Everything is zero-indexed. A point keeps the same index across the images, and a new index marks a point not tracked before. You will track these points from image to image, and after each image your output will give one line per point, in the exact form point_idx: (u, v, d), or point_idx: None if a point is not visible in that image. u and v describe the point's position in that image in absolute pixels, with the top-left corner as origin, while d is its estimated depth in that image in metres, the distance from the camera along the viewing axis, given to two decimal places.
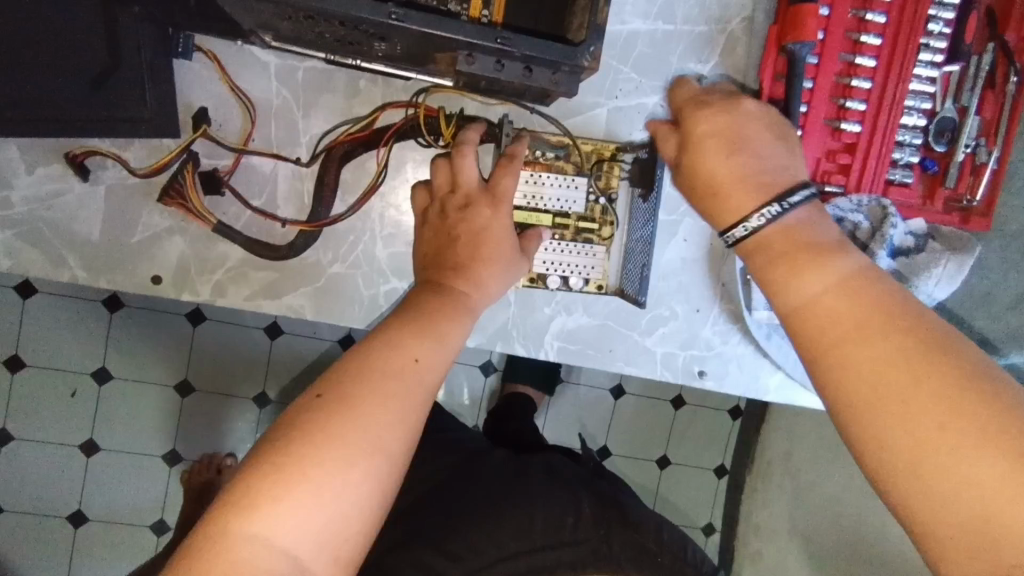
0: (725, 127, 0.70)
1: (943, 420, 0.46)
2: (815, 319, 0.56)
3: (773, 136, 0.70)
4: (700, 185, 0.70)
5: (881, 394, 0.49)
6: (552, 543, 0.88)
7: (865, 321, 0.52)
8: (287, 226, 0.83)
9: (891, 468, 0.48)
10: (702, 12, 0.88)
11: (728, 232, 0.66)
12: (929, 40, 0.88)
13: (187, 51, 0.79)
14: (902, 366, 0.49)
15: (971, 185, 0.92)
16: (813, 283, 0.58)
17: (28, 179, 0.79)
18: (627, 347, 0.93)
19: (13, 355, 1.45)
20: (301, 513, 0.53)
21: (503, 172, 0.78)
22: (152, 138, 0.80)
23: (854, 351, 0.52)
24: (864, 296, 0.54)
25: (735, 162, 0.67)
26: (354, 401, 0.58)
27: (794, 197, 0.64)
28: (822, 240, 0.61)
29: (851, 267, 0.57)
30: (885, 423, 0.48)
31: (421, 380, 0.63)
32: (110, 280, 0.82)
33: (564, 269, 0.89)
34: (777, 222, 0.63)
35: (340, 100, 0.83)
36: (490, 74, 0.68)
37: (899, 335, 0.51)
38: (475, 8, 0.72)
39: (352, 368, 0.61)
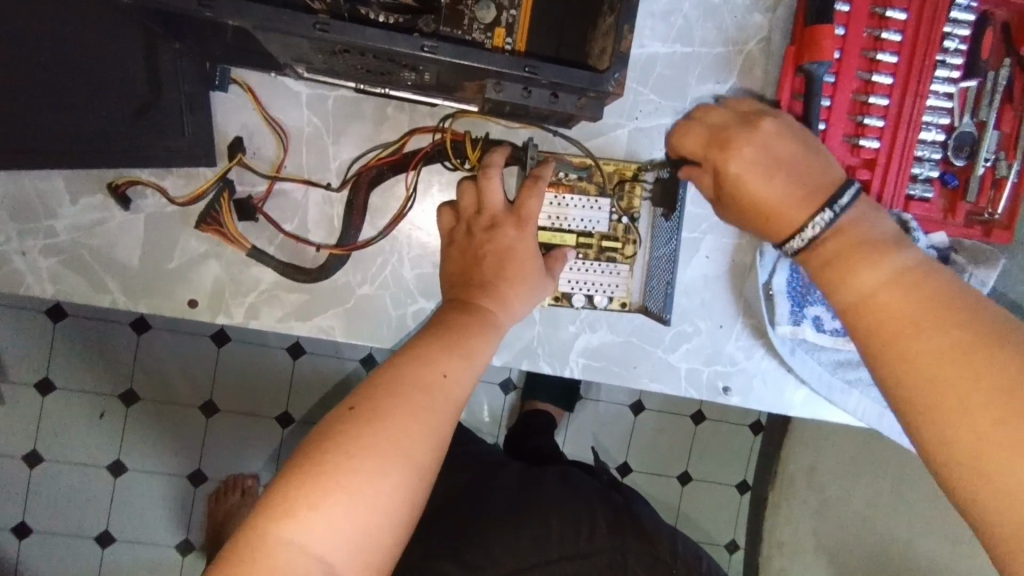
0: (760, 153, 0.67)
1: (1000, 415, 0.46)
2: (874, 314, 0.55)
3: (807, 147, 0.67)
4: (752, 214, 0.67)
5: (935, 391, 0.49)
6: (570, 556, 0.90)
7: (919, 314, 0.52)
8: (320, 250, 0.86)
9: (955, 467, 0.47)
10: (720, 34, 0.90)
11: (786, 244, 0.65)
12: (945, 57, 0.90)
13: (223, 84, 0.83)
14: (957, 362, 0.49)
15: (992, 198, 0.93)
16: (868, 276, 0.57)
17: (72, 209, 0.82)
18: (651, 364, 0.94)
19: (45, 377, 1.49)
20: (336, 520, 0.55)
21: (529, 193, 0.79)
22: (189, 166, 0.83)
23: (909, 346, 0.52)
24: (920, 293, 0.54)
25: (779, 186, 0.65)
26: (386, 415, 0.60)
27: (843, 198, 0.62)
28: (878, 237, 0.60)
29: (907, 260, 0.57)
30: (946, 420, 0.48)
31: (448, 395, 0.64)
32: (148, 304, 0.85)
33: (588, 287, 0.90)
34: (834, 227, 0.61)
35: (368, 127, 0.86)
36: (517, 101, 0.70)
37: (957, 328, 0.50)
38: (498, 36, 0.75)
39: (386, 382, 0.62)
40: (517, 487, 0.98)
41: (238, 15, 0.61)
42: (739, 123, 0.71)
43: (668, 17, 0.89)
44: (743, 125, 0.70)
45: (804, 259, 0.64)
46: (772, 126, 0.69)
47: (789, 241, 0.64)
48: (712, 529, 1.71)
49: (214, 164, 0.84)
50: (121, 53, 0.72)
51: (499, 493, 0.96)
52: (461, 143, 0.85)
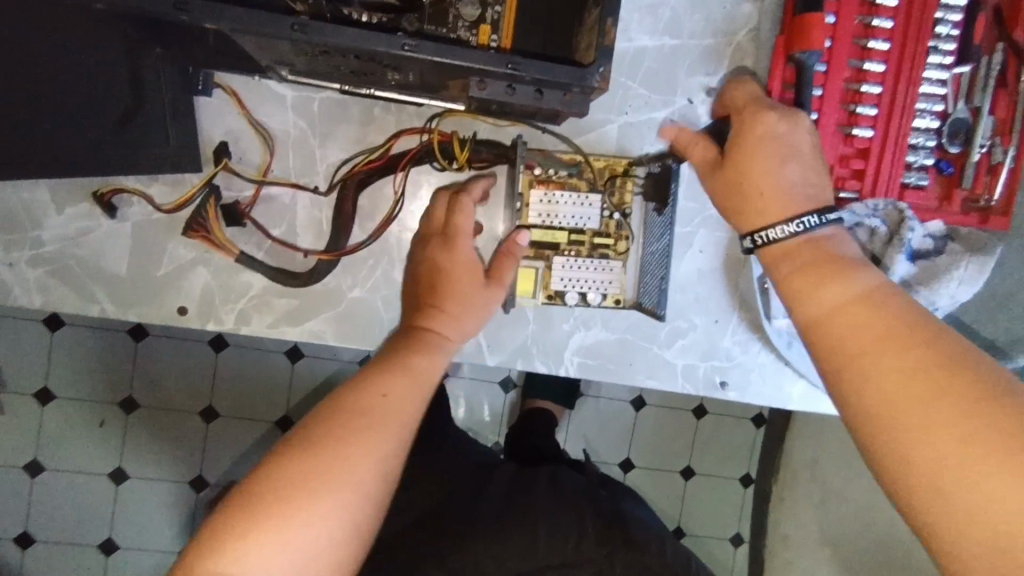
0: (771, 140, 0.69)
1: (962, 433, 0.47)
2: (836, 327, 0.58)
3: (816, 154, 0.71)
4: (744, 189, 0.70)
5: (894, 403, 0.51)
6: (556, 566, 0.87)
7: (886, 331, 0.55)
8: (309, 254, 0.85)
9: (911, 481, 0.49)
10: (708, 26, 0.89)
11: (759, 235, 0.67)
12: (937, 42, 0.88)
13: (207, 88, 0.81)
14: (916, 381, 0.51)
15: (988, 185, 0.91)
16: (832, 293, 0.60)
17: (58, 218, 0.82)
18: (647, 360, 0.93)
19: (43, 387, 1.48)
20: (274, 542, 0.56)
21: (464, 210, 0.80)
22: (174, 174, 0.82)
23: (875, 359, 0.54)
24: (882, 311, 0.56)
25: (789, 171, 0.68)
26: (327, 436, 0.61)
27: (827, 215, 0.66)
28: (846, 256, 0.63)
29: (868, 283, 0.59)
30: (903, 432, 0.50)
31: (385, 412, 0.64)
32: (138, 313, 0.84)
33: (581, 284, 0.89)
34: (807, 235, 0.65)
35: (355, 129, 0.85)
36: (501, 99, 0.68)
37: (921, 346, 0.52)
38: (483, 34, 0.74)
39: (342, 407, 0.64)
40: (515, 487, 0.97)
41: (214, 20, 0.59)
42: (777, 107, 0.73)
43: (656, 10, 0.88)
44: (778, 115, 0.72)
45: (769, 260, 0.67)
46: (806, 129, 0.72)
47: (755, 235, 0.67)
48: (716, 524, 1.70)
49: (201, 170, 0.83)
50: (102, 60, 0.71)
51: (497, 494, 0.96)
52: (449, 145, 0.84)
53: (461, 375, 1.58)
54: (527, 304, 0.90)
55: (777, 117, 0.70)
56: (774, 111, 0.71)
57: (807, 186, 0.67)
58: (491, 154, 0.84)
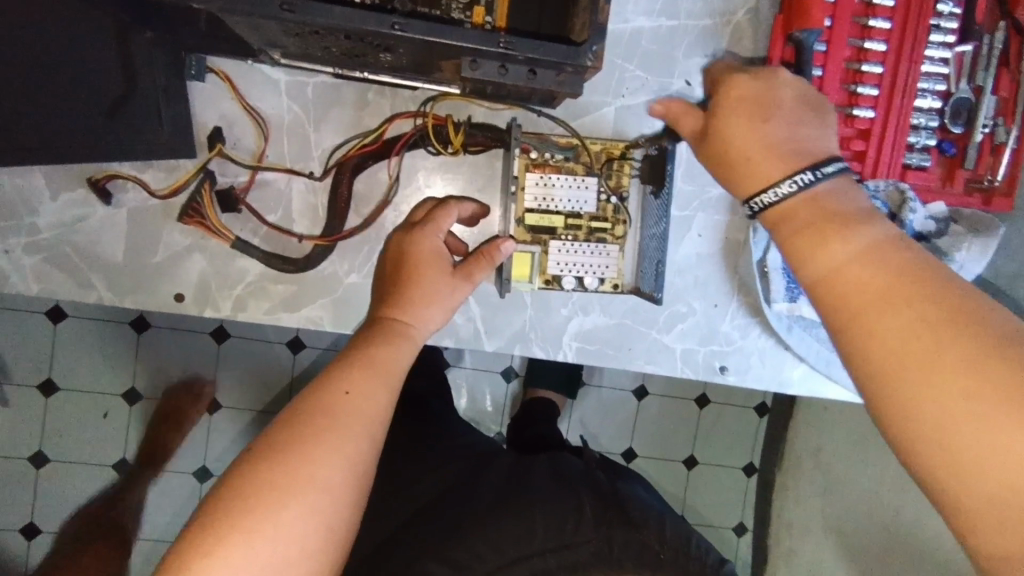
0: (750, 103, 0.68)
1: (971, 390, 0.44)
2: (838, 287, 0.54)
3: (806, 109, 0.67)
4: (727, 155, 0.68)
5: (905, 372, 0.47)
6: (557, 547, 0.84)
7: (890, 287, 0.50)
8: (303, 240, 0.85)
9: (932, 461, 0.46)
10: (706, 6, 0.88)
11: (755, 198, 0.64)
12: (939, 21, 0.87)
13: (200, 73, 0.81)
14: (922, 340, 0.47)
15: (992, 165, 0.90)
16: (835, 251, 0.55)
17: (53, 205, 0.81)
18: (646, 345, 0.93)
19: (47, 379, 1.49)
20: (239, 561, 0.53)
21: (439, 221, 0.78)
22: (169, 158, 0.82)
23: (881, 321, 0.50)
24: (887, 265, 0.52)
25: (771, 129, 0.65)
26: (287, 445, 0.58)
27: (827, 166, 0.61)
28: (854, 208, 0.59)
29: (877, 235, 0.55)
30: (916, 408, 0.46)
31: (351, 410, 0.62)
32: (135, 300, 0.84)
33: (578, 269, 0.88)
34: (807, 190, 0.61)
35: (349, 113, 0.84)
36: (493, 79, 0.67)
37: (924, 304, 0.48)
38: (478, 14, 0.74)
39: (303, 407, 0.61)
40: (516, 474, 0.97)
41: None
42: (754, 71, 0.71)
43: None
44: (758, 75, 0.71)
45: (770, 221, 0.63)
46: (787, 83, 0.69)
47: (761, 196, 0.63)
48: (720, 512, 1.70)
49: (194, 156, 0.83)
50: (94, 44, 0.71)
51: (497, 481, 0.95)
52: (444, 128, 0.83)
53: (463, 365, 1.58)
54: (523, 288, 0.89)
55: (755, 81, 0.69)
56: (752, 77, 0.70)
57: (802, 138, 0.65)
58: (488, 137, 0.84)
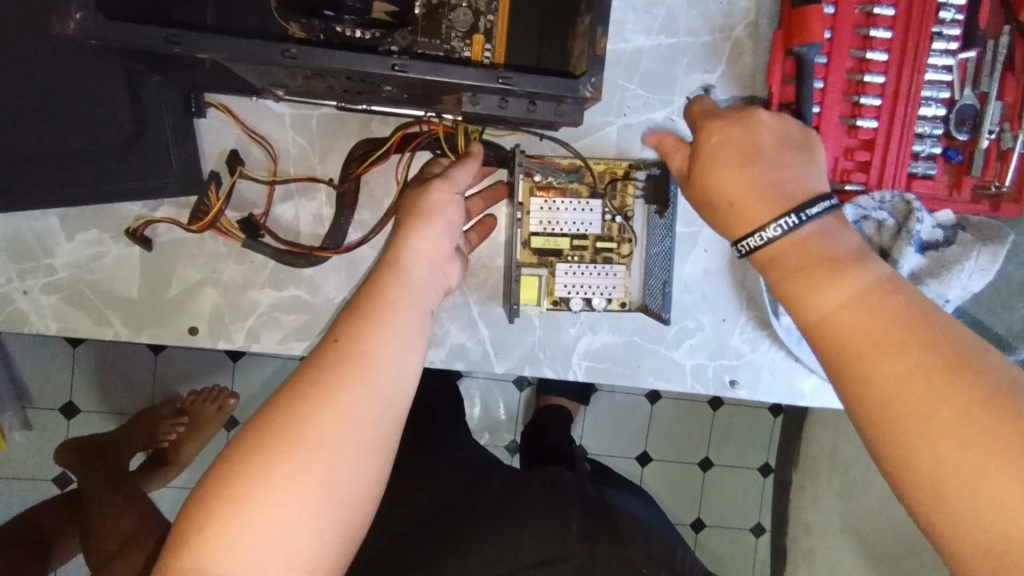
0: (739, 141, 0.64)
1: (964, 439, 0.45)
2: (836, 330, 0.54)
3: (786, 146, 0.64)
4: (716, 202, 0.64)
5: (902, 410, 0.48)
6: (540, 563, 0.82)
7: (886, 333, 0.51)
8: (312, 256, 0.84)
9: (918, 494, 0.47)
10: (705, 23, 0.88)
11: (743, 241, 0.62)
12: (941, 28, 0.86)
13: (201, 108, 0.82)
14: (919, 389, 0.48)
15: (999, 171, 0.89)
16: (831, 294, 0.56)
17: (69, 246, 0.83)
18: (655, 362, 0.94)
19: (68, 402, 1.52)
20: (247, 537, 0.49)
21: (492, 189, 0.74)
22: (180, 196, 0.83)
23: (876, 365, 0.51)
24: (881, 311, 0.53)
25: (750, 176, 0.62)
26: (286, 406, 0.53)
27: (811, 209, 0.60)
28: (842, 250, 0.58)
29: (871, 277, 0.55)
30: (907, 446, 0.48)
31: (353, 360, 0.56)
32: (150, 335, 0.86)
33: (586, 290, 0.88)
34: (793, 234, 0.59)
35: (354, 142, 0.85)
36: (495, 112, 0.68)
37: (920, 351, 0.49)
38: (477, 45, 0.77)
39: (311, 376, 0.55)
40: None
41: (206, 49, 0.59)
42: (736, 108, 0.67)
43: (652, 8, 0.87)
44: (736, 111, 0.67)
45: (759, 263, 0.62)
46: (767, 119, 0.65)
47: (747, 239, 0.61)
48: (737, 513, 1.70)
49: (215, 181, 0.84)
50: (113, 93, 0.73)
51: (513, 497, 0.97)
52: (453, 137, 0.82)
53: (475, 374, 1.59)
54: (532, 312, 0.89)
55: (733, 125, 0.65)
56: (727, 120, 0.66)
57: (774, 182, 0.62)
58: (493, 158, 0.85)
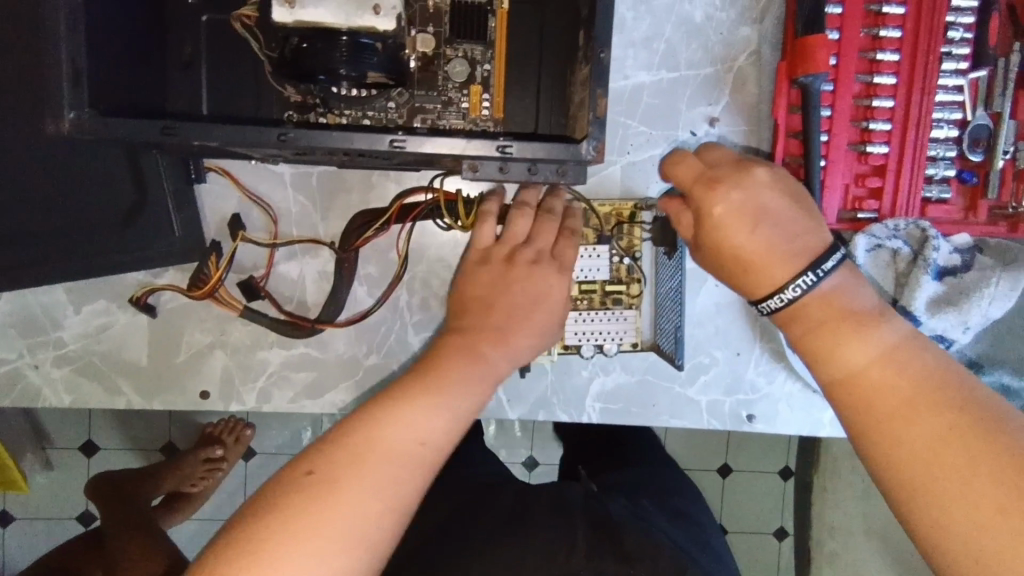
0: (744, 201, 0.63)
1: (1003, 503, 0.44)
2: (863, 391, 0.53)
3: (795, 202, 0.64)
4: (729, 264, 0.64)
5: (931, 471, 0.47)
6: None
7: (911, 395, 0.51)
8: (318, 329, 0.84)
9: (949, 555, 0.46)
10: (706, 54, 0.86)
11: (763, 302, 0.62)
12: (951, 48, 0.84)
13: (201, 175, 0.81)
14: (954, 450, 0.47)
15: (1015, 191, 0.87)
16: (852, 353, 0.55)
17: (76, 318, 0.83)
18: (670, 399, 0.92)
19: (89, 440, 1.53)
20: None
21: (545, 229, 0.77)
22: (185, 262, 0.82)
23: (904, 428, 0.50)
24: (907, 371, 0.52)
25: (761, 238, 0.62)
26: (332, 483, 0.54)
27: (827, 262, 0.60)
28: (861, 308, 0.58)
29: (895, 336, 0.55)
30: (936, 509, 0.46)
31: (403, 443, 0.58)
32: (163, 401, 0.86)
33: (596, 337, 0.87)
34: (813, 291, 0.59)
35: (354, 198, 0.84)
36: (493, 177, 0.66)
37: (948, 412, 0.49)
38: (475, 94, 0.76)
39: (344, 453, 0.56)
40: None
41: (200, 136, 0.61)
42: (730, 163, 0.66)
43: (650, 43, 0.86)
44: (733, 167, 0.66)
45: (781, 322, 0.61)
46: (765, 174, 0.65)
47: (766, 301, 0.61)
48: (760, 517, 1.68)
49: (218, 248, 0.82)
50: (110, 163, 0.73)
51: None
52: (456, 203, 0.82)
53: None
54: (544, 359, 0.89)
55: (733, 185, 0.64)
56: (727, 179, 0.65)
57: (794, 234, 0.62)
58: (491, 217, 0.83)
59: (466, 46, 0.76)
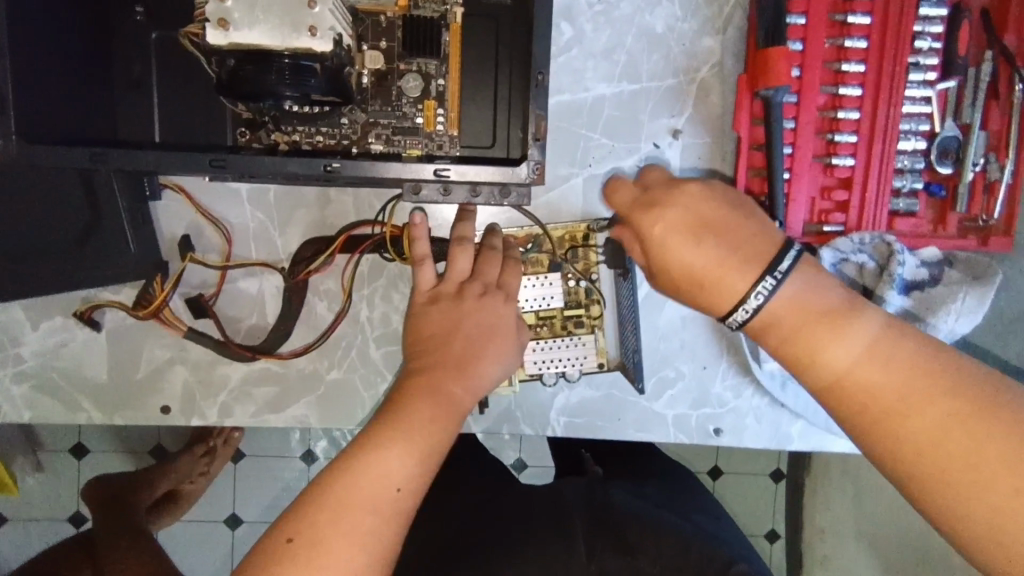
0: (684, 216, 0.64)
1: (1020, 485, 0.47)
2: (858, 392, 0.55)
3: (741, 208, 0.64)
4: (684, 285, 0.64)
5: (944, 460, 0.50)
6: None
7: (907, 387, 0.53)
8: (256, 357, 0.84)
9: (972, 535, 0.49)
10: (668, 65, 0.85)
11: (730, 316, 0.61)
12: (918, 59, 0.82)
13: (155, 192, 0.82)
14: (958, 437, 0.50)
15: (986, 204, 0.85)
16: (837, 354, 0.56)
17: (35, 334, 0.83)
18: (636, 414, 0.92)
19: (78, 442, 1.55)
20: None
21: (489, 260, 0.76)
22: (139, 280, 0.82)
23: (908, 422, 0.52)
24: (895, 363, 0.54)
25: (707, 251, 0.62)
26: (324, 546, 0.55)
27: (783, 263, 0.60)
28: (831, 302, 0.59)
29: (872, 325, 0.56)
30: (955, 497, 0.50)
31: (389, 485, 0.59)
32: (124, 416, 0.86)
33: (556, 363, 0.88)
34: (778, 295, 0.59)
35: (313, 213, 0.84)
36: (437, 201, 0.67)
37: (944, 398, 0.52)
38: (429, 109, 0.76)
39: (332, 508, 0.56)
40: None
41: (137, 160, 0.63)
42: (664, 183, 0.69)
43: (611, 55, 0.85)
44: (666, 187, 0.68)
45: (753, 332, 0.61)
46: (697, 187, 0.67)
47: (734, 314, 0.61)
48: (751, 518, 1.67)
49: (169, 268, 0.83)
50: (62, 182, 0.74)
51: None
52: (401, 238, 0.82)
53: None
54: (505, 390, 0.89)
55: (670, 205, 0.66)
56: (664, 201, 0.67)
57: (738, 243, 0.62)
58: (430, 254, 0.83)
59: (419, 61, 0.75)
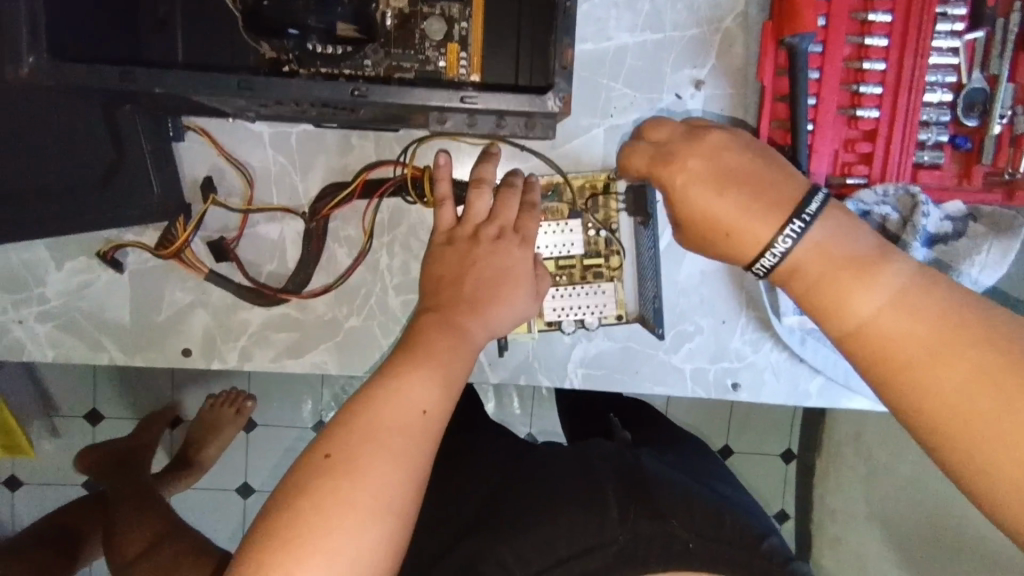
0: (707, 167, 0.60)
1: None
2: (882, 341, 0.49)
3: (764, 158, 0.59)
4: (708, 234, 0.59)
5: (968, 414, 0.45)
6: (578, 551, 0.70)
7: (942, 336, 0.47)
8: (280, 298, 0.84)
9: (995, 495, 0.44)
10: (692, 15, 0.84)
11: (754, 264, 0.56)
12: (946, 9, 0.81)
13: (179, 133, 0.82)
14: (993, 390, 0.44)
15: (1013, 157, 0.83)
16: (864, 301, 0.51)
17: (60, 274, 0.84)
18: (653, 367, 0.92)
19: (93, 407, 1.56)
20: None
21: (509, 202, 0.75)
22: (162, 222, 0.83)
23: (931, 375, 0.47)
24: (926, 311, 0.48)
25: (729, 201, 0.57)
26: (357, 463, 0.55)
27: (811, 206, 0.55)
28: (859, 250, 0.53)
29: (905, 271, 0.51)
30: (982, 453, 0.44)
31: (409, 410, 0.59)
32: (145, 357, 0.87)
33: (575, 311, 0.87)
34: (805, 240, 0.54)
35: (334, 159, 0.84)
36: (463, 129, 0.71)
37: (979, 349, 0.46)
38: (452, 53, 0.75)
39: (361, 428, 0.57)
40: None
41: (161, 84, 0.63)
42: (681, 136, 0.64)
43: (634, 4, 0.84)
44: (686, 137, 0.63)
45: (779, 279, 0.56)
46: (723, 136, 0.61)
47: (760, 260, 0.56)
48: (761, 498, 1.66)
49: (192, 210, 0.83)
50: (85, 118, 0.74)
51: None
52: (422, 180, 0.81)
53: None
54: (523, 338, 0.89)
55: (697, 153, 0.61)
56: (692, 151, 0.61)
57: (761, 189, 0.57)
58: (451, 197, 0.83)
59: (443, 3, 0.75)
